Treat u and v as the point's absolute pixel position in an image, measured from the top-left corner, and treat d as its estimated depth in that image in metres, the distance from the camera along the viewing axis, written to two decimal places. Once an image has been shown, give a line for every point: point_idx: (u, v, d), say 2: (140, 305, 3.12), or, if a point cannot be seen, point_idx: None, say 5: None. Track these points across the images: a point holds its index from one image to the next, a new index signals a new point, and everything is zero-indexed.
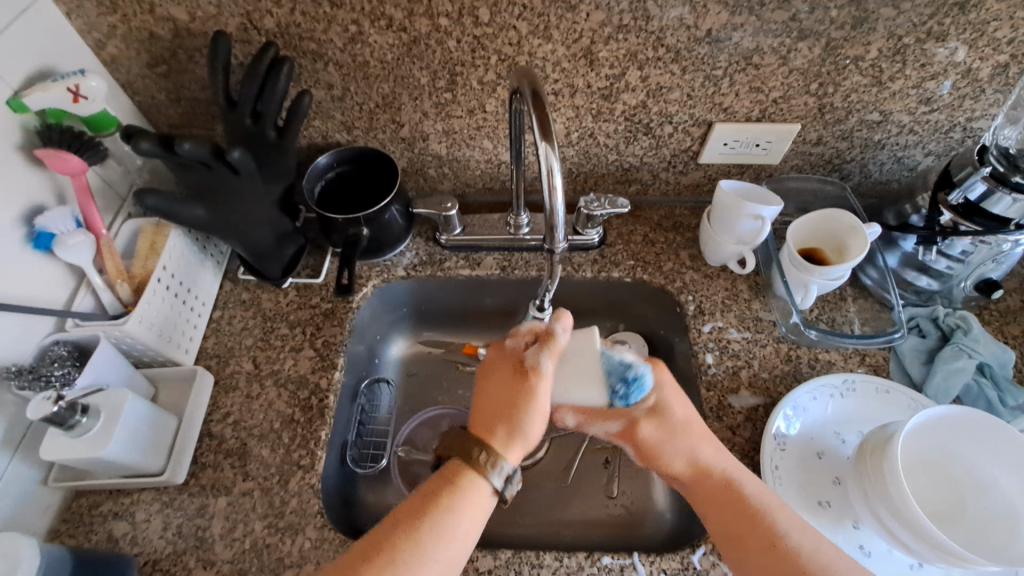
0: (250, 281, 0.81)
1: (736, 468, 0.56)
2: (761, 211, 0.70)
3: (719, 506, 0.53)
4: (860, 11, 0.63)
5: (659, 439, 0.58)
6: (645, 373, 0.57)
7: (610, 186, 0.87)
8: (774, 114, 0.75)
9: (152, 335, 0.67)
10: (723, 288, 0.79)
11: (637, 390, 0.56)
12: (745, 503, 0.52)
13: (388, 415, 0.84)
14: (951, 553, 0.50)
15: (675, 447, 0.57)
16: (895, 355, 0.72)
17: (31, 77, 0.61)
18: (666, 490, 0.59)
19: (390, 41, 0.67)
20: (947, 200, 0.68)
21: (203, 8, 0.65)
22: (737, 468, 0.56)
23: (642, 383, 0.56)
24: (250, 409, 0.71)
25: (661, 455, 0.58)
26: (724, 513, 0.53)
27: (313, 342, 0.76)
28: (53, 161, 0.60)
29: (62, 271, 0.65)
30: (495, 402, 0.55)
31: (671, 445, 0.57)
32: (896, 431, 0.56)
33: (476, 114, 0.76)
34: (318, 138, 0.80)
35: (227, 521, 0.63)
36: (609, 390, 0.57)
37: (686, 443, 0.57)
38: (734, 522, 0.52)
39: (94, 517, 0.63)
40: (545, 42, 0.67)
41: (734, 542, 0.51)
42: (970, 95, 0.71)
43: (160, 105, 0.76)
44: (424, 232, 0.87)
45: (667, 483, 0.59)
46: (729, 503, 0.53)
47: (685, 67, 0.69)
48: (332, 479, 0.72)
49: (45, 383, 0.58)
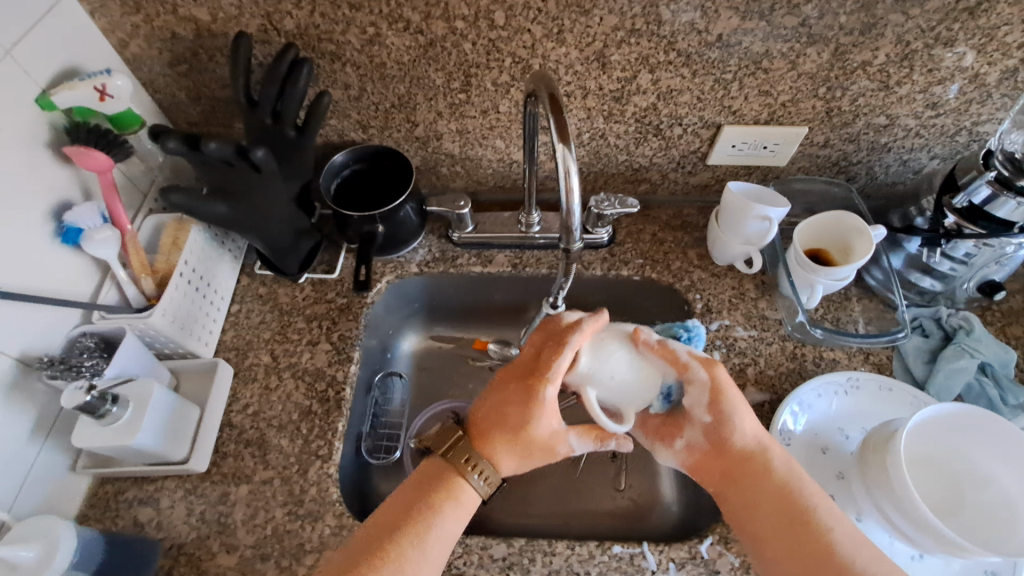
0: (267, 276, 0.83)
1: (794, 464, 0.56)
2: (769, 213, 0.71)
3: (762, 502, 0.54)
4: (868, 17, 0.64)
5: (733, 401, 0.56)
6: (693, 327, 0.61)
7: (619, 185, 0.89)
8: (782, 117, 0.76)
9: (175, 328, 0.69)
10: (730, 287, 0.81)
11: (699, 335, 0.57)
12: (800, 502, 0.53)
13: (401, 408, 0.86)
14: (952, 545, 0.52)
15: (742, 413, 0.56)
16: (898, 354, 0.74)
17: (58, 75, 0.63)
18: (719, 466, 0.57)
19: (408, 43, 0.69)
20: (952, 203, 0.70)
21: (226, 9, 0.66)
22: (794, 465, 0.56)
23: (695, 329, 0.60)
24: (269, 401, 0.73)
25: (730, 420, 0.56)
26: (779, 506, 0.53)
27: (330, 336, 0.77)
28: (81, 158, 0.62)
29: (88, 265, 0.67)
30: (493, 410, 0.57)
31: (738, 409, 0.56)
32: (899, 429, 0.57)
33: (490, 115, 0.77)
34: (334, 136, 0.82)
35: (249, 508, 0.65)
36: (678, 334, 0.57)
37: (749, 419, 0.57)
38: (789, 514, 0.53)
39: (120, 503, 0.66)
40: (559, 45, 0.68)
41: (790, 534, 0.52)
42: (976, 100, 0.72)
43: (180, 103, 0.78)
44: (437, 229, 0.88)
45: (725, 457, 0.57)
46: (785, 495, 0.54)
47: (696, 70, 0.70)
48: (348, 469, 0.74)
49: (76, 373, 0.60)
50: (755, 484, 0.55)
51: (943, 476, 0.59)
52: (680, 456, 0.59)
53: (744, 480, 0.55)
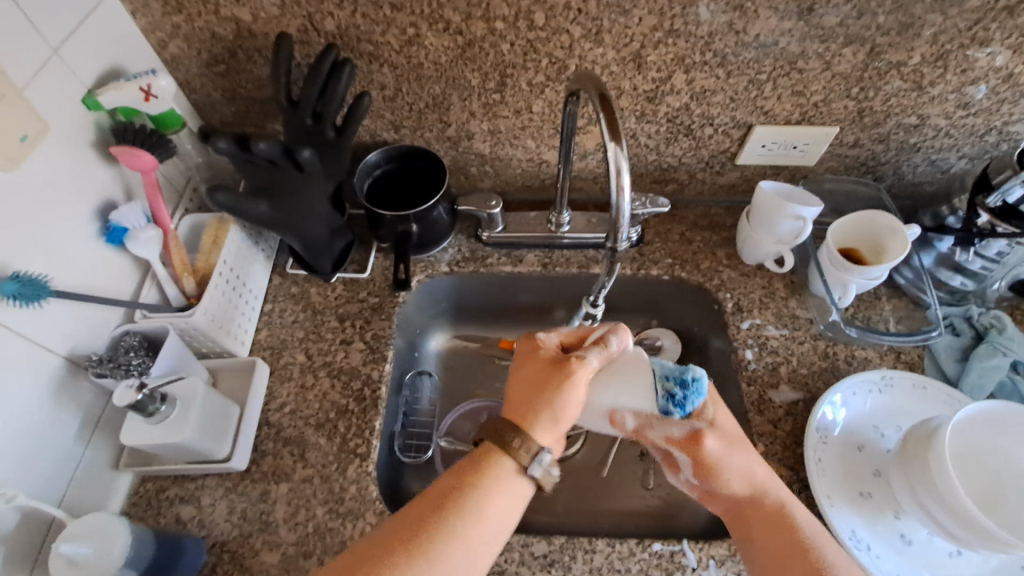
0: (299, 276, 0.83)
1: (789, 496, 0.57)
2: (803, 212, 0.72)
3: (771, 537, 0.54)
4: (906, 17, 0.65)
5: (719, 454, 0.56)
6: (703, 378, 0.58)
7: (647, 185, 0.89)
8: (814, 117, 0.76)
9: (215, 326, 0.70)
10: (760, 286, 0.81)
11: (694, 392, 0.57)
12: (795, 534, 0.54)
13: (430, 407, 0.86)
14: (996, 541, 0.52)
15: (732, 464, 0.56)
16: (930, 353, 0.74)
17: (102, 76, 0.64)
18: (720, 506, 0.58)
19: (446, 43, 0.69)
20: (985, 202, 0.70)
21: (267, 10, 0.66)
22: (790, 498, 0.56)
23: (700, 386, 0.57)
24: (305, 399, 0.73)
25: (719, 472, 0.56)
26: (774, 540, 0.54)
27: (363, 335, 0.78)
28: (127, 158, 0.63)
29: (129, 264, 0.68)
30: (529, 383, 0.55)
31: (727, 460, 0.56)
32: (941, 425, 0.58)
33: (523, 115, 0.77)
34: (366, 137, 0.82)
35: (290, 506, 0.66)
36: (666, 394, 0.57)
37: (743, 460, 0.57)
38: (783, 546, 0.53)
39: (161, 501, 0.66)
40: (596, 46, 0.68)
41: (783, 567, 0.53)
42: (1008, 100, 0.72)
43: (215, 103, 0.78)
44: (466, 229, 0.89)
45: (723, 500, 0.58)
46: (781, 527, 0.54)
47: (730, 71, 0.71)
48: (381, 467, 0.74)
49: (125, 372, 0.61)
50: (750, 523, 0.56)
51: (984, 473, 0.60)
52: (688, 486, 0.60)
53: (741, 519, 0.56)
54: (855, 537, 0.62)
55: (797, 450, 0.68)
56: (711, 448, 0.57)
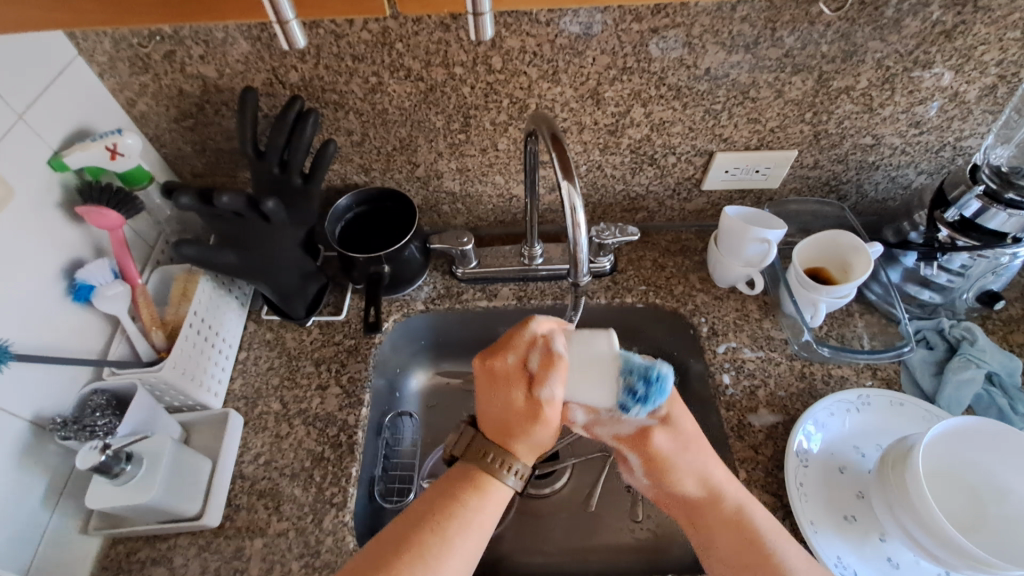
0: (274, 321, 0.83)
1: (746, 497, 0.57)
2: (766, 235, 0.73)
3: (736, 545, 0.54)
4: (849, 46, 0.67)
5: (669, 450, 0.58)
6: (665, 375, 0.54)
7: (618, 214, 0.90)
8: (771, 142, 0.78)
9: (185, 378, 0.69)
10: (733, 308, 0.81)
11: (657, 391, 0.54)
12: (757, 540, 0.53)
13: (412, 448, 0.84)
14: (977, 559, 0.51)
15: (686, 463, 0.57)
16: (905, 368, 0.74)
17: (68, 139, 0.65)
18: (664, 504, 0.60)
19: (409, 90, 0.71)
20: (944, 217, 0.72)
21: (231, 67, 0.68)
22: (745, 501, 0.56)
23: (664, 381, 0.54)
24: (280, 449, 0.72)
25: (674, 474, 0.57)
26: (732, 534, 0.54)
27: (339, 379, 0.77)
28: (93, 217, 0.64)
29: (98, 321, 0.68)
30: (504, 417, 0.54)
31: (680, 459, 0.57)
32: (917, 443, 0.58)
33: (489, 153, 0.79)
34: (338, 181, 0.84)
35: (264, 563, 0.64)
36: (627, 390, 0.53)
37: (698, 460, 0.57)
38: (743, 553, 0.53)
39: (132, 564, 0.64)
40: (554, 85, 0.71)
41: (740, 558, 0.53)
42: (957, 116, 0.74)
43: (186, 156, 0.80)
44: (441, 266, 0.89)
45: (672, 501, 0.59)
46: (737, 527, 0.54)
47: (686, 102, 0.73)
48: (361, 515, 0.72)
49: (90, 433, 0.60)
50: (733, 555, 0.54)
51: (961, 488, 0.60)
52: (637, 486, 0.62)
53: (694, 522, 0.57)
54: (842, 564, 0.60)
55: (779, 475, 0.67)
56: (662, 444, 0.58)
